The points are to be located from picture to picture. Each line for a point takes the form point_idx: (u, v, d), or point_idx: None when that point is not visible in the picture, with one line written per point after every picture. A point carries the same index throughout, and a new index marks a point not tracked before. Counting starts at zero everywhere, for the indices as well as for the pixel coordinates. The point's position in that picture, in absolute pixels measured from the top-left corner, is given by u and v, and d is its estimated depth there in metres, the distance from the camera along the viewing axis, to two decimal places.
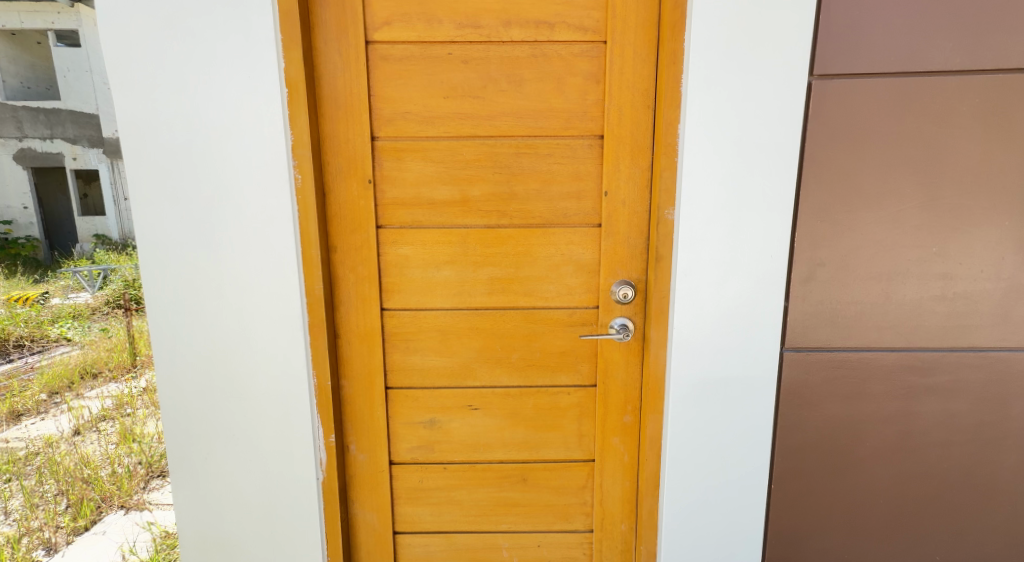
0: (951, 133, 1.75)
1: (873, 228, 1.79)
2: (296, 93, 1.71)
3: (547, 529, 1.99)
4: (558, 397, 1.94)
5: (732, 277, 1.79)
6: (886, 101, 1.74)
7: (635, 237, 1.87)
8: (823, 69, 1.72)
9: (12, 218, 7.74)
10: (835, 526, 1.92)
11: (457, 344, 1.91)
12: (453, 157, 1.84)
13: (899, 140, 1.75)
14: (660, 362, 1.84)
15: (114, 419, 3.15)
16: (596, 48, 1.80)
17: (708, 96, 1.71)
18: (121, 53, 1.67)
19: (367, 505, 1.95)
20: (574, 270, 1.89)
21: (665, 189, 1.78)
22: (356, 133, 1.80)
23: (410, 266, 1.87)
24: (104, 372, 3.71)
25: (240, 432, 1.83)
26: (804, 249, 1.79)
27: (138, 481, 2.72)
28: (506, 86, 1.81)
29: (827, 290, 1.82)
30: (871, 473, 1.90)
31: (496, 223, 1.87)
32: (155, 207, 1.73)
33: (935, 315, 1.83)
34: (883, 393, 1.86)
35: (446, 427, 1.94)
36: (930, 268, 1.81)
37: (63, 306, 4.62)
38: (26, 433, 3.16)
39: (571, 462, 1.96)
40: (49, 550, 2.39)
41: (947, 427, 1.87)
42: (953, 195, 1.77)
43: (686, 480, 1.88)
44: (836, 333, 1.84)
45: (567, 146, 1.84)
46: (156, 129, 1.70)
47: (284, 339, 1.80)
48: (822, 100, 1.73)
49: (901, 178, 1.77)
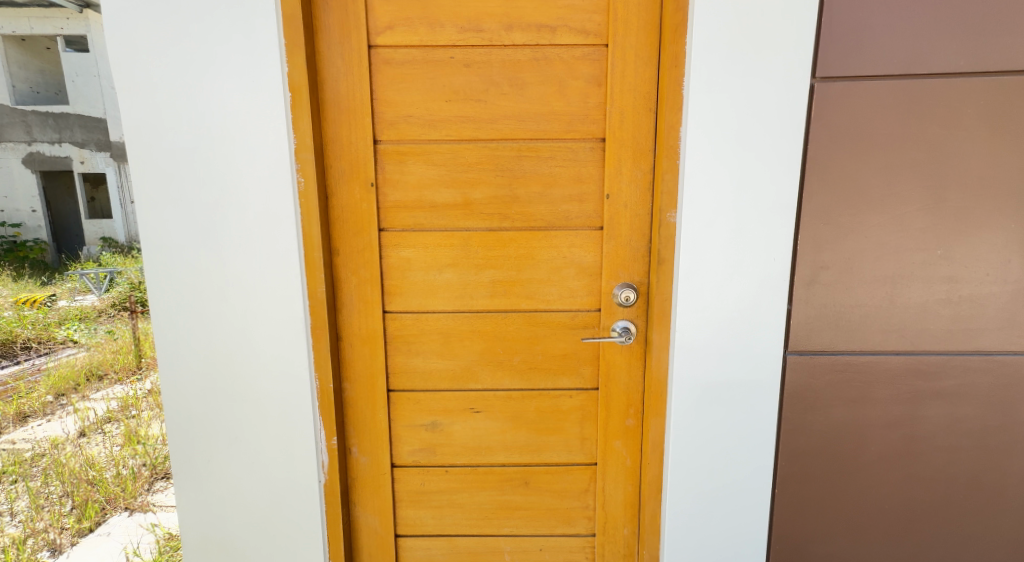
0: (955, 135, 1.74)
1: (877, 231, 1.78)
2: (298, 96, 1.72)
3: (548, 534, 1.98)
4: (559, 400, 1.93)
5: (734, 280, 1.79)
6: (890, 104, 1.73)
7: (637, 241, 1.86)
8: (826, 71, 1.71)
9: (22, 221, 7.80)
10: (839, 531, 1.90)
11: (459, 347, 1.91)
12: (455, 160, 1.84)
13: (902, 143, 1.74)
14: (663, 365, 1.83)
15: (119, 421, 3.17)
16: (597, 51, 1.80)
17: (709, 98, 1.71)
18: (126, 57, 1.69)
19: (368, 508, 1.95)
20: (575, 273, 1.89)
21: (668, 192, 1.78)
22: (359, 136, 1.80)
23: (412, 269, 1.88)
24: (109, 374, 3.72)
25: (243, 433, 1.84)
26: (807, 252, 1.79)
27: (143, 483, 2.72)
28: (507, 89, 1.82)
29: (830, 294, 1.81)
30: (875, 478, 1.88)
31: (497, 226, 1.87)
32: (159, 209, 1.74)
33: (941, 319, 1.81)
34: (889, 397, 1.85)
35: (448, 429, 1.94)
36: (935, 271, 1.79)
37: (69, 308, 4.62)
38: (32, 434, 3.19)
39: (573, 466, 1.96)
40: (54, 551, 2.40)
41: (953, 431, 1.85)
42: (958, 197, 1.76)
43: (688, 483, 1.87)
44: (840, 337, 1.83)
45: (569, 149, 1.84)
46: (161, 132, 1.71)
47: (286, 340, 1.80)
48: (825, 102, 1.72)
49: (905, 181, 1.76)
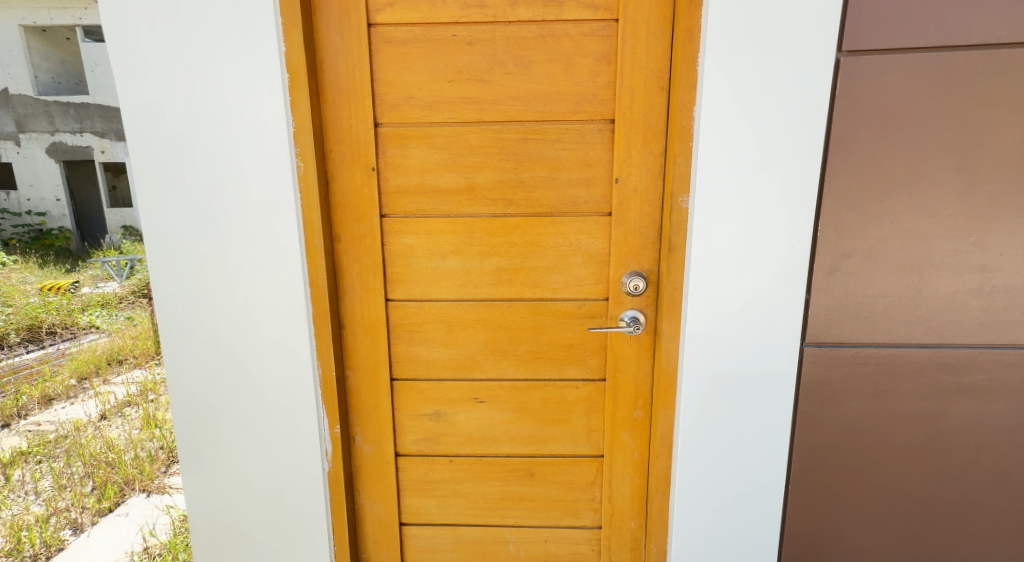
0: (993, 113, 1.62)
1: (903, 216, 1.67)
2: (297, 78, 1.68)
3: (554, 525, 1.95)
4: (566, 391, 1.88)
5: (748, 269, 1.71)
6: (922, 79, 1.61)
7: (647, 227, 1.79)
8: (853, 44, 1.60)
9: (46, 211, 7.98)
10: (856, 528, 1.83)
11: (463, 336, 1.87)
12: (458, 143, 1.79)
13: (935, 122, 1.63)
14: (672, 356, 1.77)
15: (138, 404, 3.25)
16: (608, 26, 1.72)
17: (724, 77, 1.62)
18: (125, 40, 1.66)
19: (373, 496, 1.94)
20: (583, 261, 1.83)
21: (680, 176, 1.69)
22: (359, 119, 1.76)
23: (414, 256, 1.84)
24: (128, 359, 3.84)
25: (248, 420, 1.84)
26: (828, 239, 1.69)
27: (160, 465, 2.79)
28: (512, 68, 1.75)
29: (852, 283, 1.71)
30: (896, 476, 1.80)
31: (502, 211, 1.81)
32: (160, 196, 1.73)
33: (971, 310, 1.71)
34: (912, 392, 1.75)
35: (452, 419, 1.91)
36: (966, 259, 1.68)
37: (92, 295, 4.76)
38: (56, 417, 3.25)
39: (579, 458, 1.91)
40: (75, 530, 2.45)
41: (981, 428, 1.76)
42: (994, 181, 1.64)
43: (697, 477, 1.81)
44: (861, 329, 1.73)
45: (576, 131, 1.77)
46: (161, 116, 1.69)
47: (288, 329, 1.79)
48: (851, 77, 1.62)
49: (937, 163, 1.64)
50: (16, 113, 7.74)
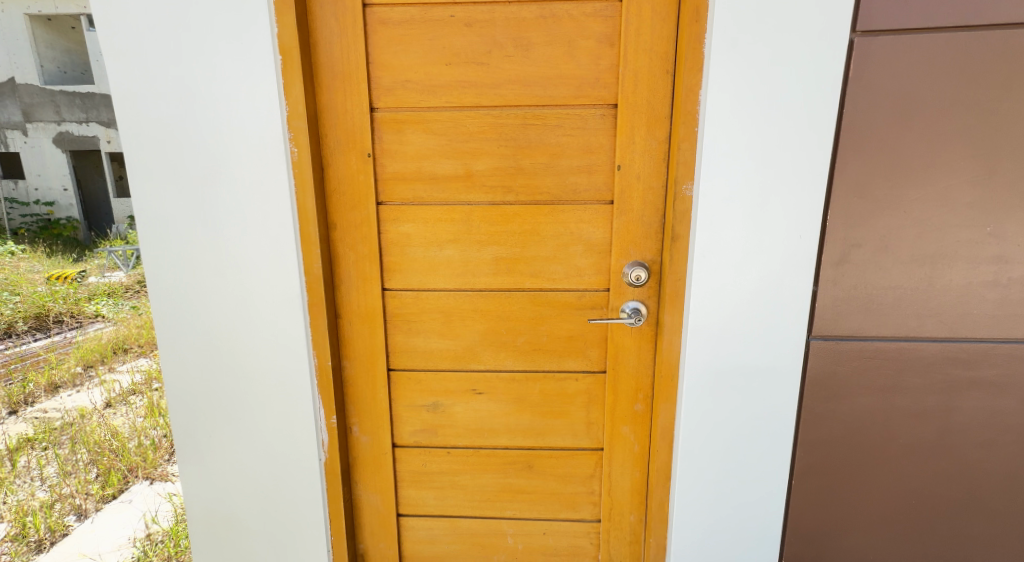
0: (1013, 97, 1.55)
1: (917, 205, 1.61)
2: (290, 60, 1.64)
3: (553, 518, 1.93)
4: (565, 383, 1.85)
5: (753, 259, 1.65)
6: (939, 61, 1.54)
7: (650, 216, 1.74)
8: (868, 24, 1.53)
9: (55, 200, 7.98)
10: (862, 525, 1.79)
11: (461, 326, 1.84)
12: (456, 129, 1.74)
13: (952, 106, 1.56)
14: (674, 348, 1.73)
15: (143, 393, 3.27)
16: (611, 7, 1.66)
17: (731, 59, 1.56)
18: (115, 23, 1.63)
19: (370, 487, 1.93)
20: (583, 250, 1.78)
21: (684, 163, 1.64)
22: (355, 104, 1.72)
23: (412, 245, 1.80)
24: (134, 348, 3.87)
25: (244, 409, 1.82)
26: (837, 229, 1.63)
27: (163, 453, 2.80)
28: (511, 50, 1.69)
29: (862, 274, 1.65)
30: (904, 472, 1.75)
31: (501, 199, 1.77)
32: (154, 183, 1.71)
33: (986, 303, 1.65)
34: (922, 386, 1.70)
35: (450, 410, 1.88)
36: (982, 250, 1.62)
37: (99, 284, 4.79)
38: (62, 404, 3.27)
39: (578, 451, 1.88)
40: (79, 516, 2.46)
41: (993, 424, 1.70)
42: (1013, 169, 1.58)
43: (698, 471, 1.77)
44: (870, 321, 1.68)
45: (578, 116, 1.72)
46: (153, 101, 1.66)
47: (283, 318, 1.77)
48: (865, 59, 1.55)
49: (953, 149, 1.58)
50: (24, 103, 7.77)
